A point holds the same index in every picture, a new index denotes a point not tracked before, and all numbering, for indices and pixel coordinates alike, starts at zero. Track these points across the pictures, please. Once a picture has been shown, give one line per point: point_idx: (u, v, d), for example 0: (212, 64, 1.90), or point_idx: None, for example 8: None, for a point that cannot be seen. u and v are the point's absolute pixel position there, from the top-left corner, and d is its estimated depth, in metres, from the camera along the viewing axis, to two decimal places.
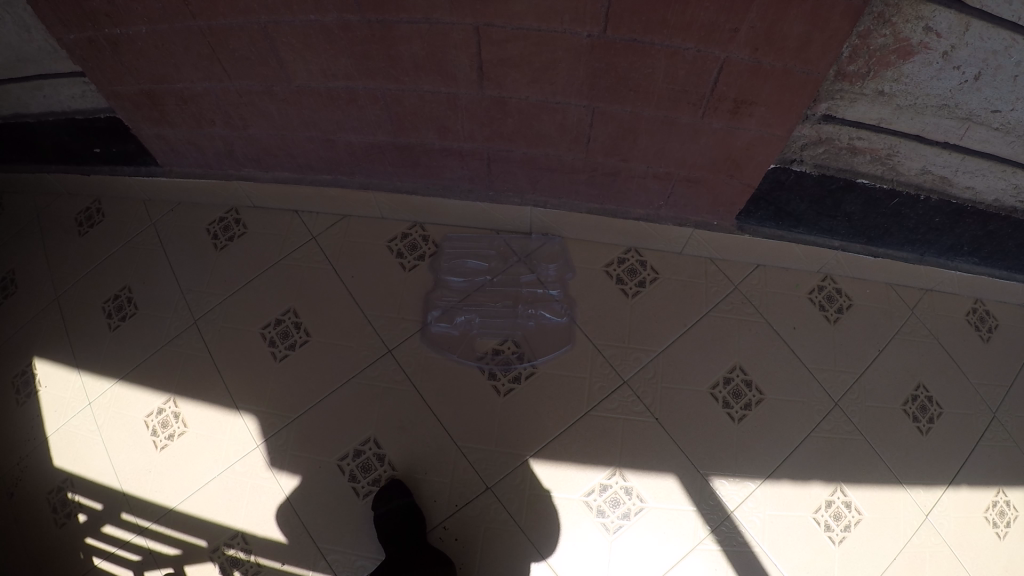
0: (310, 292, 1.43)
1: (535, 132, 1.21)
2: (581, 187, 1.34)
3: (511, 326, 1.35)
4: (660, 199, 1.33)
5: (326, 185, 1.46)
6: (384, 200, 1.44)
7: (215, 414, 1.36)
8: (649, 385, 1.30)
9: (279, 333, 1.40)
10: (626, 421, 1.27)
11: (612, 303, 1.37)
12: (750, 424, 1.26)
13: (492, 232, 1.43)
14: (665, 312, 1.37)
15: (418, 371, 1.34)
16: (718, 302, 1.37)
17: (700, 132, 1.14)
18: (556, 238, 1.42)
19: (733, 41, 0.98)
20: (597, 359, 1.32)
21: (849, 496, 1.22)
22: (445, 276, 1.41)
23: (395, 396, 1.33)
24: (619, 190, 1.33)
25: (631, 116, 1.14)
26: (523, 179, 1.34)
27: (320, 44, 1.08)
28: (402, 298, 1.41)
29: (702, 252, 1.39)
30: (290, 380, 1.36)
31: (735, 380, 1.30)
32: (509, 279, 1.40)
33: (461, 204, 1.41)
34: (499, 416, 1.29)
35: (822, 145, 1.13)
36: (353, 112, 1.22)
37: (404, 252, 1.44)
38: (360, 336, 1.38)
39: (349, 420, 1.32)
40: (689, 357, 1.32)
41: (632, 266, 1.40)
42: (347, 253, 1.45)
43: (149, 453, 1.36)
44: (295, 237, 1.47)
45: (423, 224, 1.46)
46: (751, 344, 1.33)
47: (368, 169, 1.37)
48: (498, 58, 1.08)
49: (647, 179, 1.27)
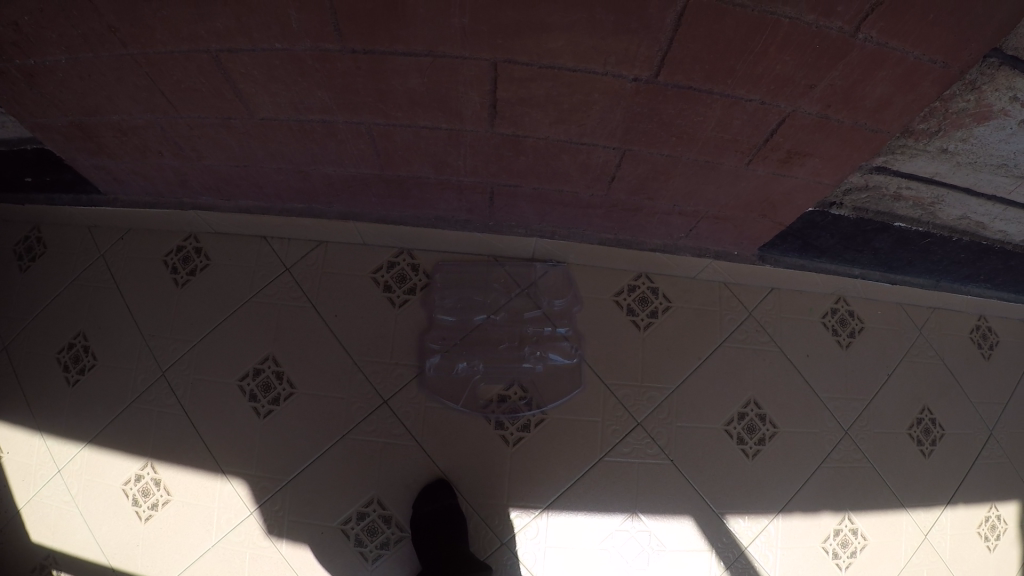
0: (290, 335, 1.28)
1: (553, 172, 1.04)
2: (594, 220, 1.20)
3: (517, 369, 1.26)
4: (682, 231, 1.21)
5: (297, 212, 1.26)
6: (366, 228, 1.27)
7: (200, 480, 1.24)
8: (662, 426, 1.26)
9: (260, 386, 1.26)
10: (641, 464, 1.24)
11: (622, 336, 1.31)
12: (764, 459, 1.26)
13: (492, 261, 1.31)
14: (677, 346, 1.32)
15: (417, 425, 1.23)
16: (732, 331, 1.33)
17: (741, 176, 1.02)
18: (560, 267, 1.32)
19: (806, 96, 0.84)
20: (610, 402, 1.27)
21: (856, 523, 1.26)
22: (438, 313, 1.28)
23: (395, 452, 1.22)
24: (635, 223, 1.20)
25: (666, 159, 0.99)
26: (530, 212, 1.18)
27: (291, 77, 0.85)
28: (394, 340, 1.27)
29: (716, 277, 1.34)
30: (276, 438, 1.23)
31: (749, 415, 1.28)
32: (512, 318, 1.28)
33: (459, 234, 1.26)
34: (509, 469, 1.22)
35: (866, 191, 1.04)
36: (333, 146, 1.00)
37: (392, 285, 1.30)
38: (352, 385, 1.25)
39: (346, 482, 1.21)
40: (703, 392, 1.29)
41: (643, 295, 1.34)
42: (326, 287, 1.30)
43: (133, 526, 1.25)
44: (268, 270, 1.32)
45: (411, 250, 1.31)
46: (766, 376, 1.31)
47: (350, 200, 1.19)
48: (518, 97, 0.87)
49: (669, 215, 1.15)
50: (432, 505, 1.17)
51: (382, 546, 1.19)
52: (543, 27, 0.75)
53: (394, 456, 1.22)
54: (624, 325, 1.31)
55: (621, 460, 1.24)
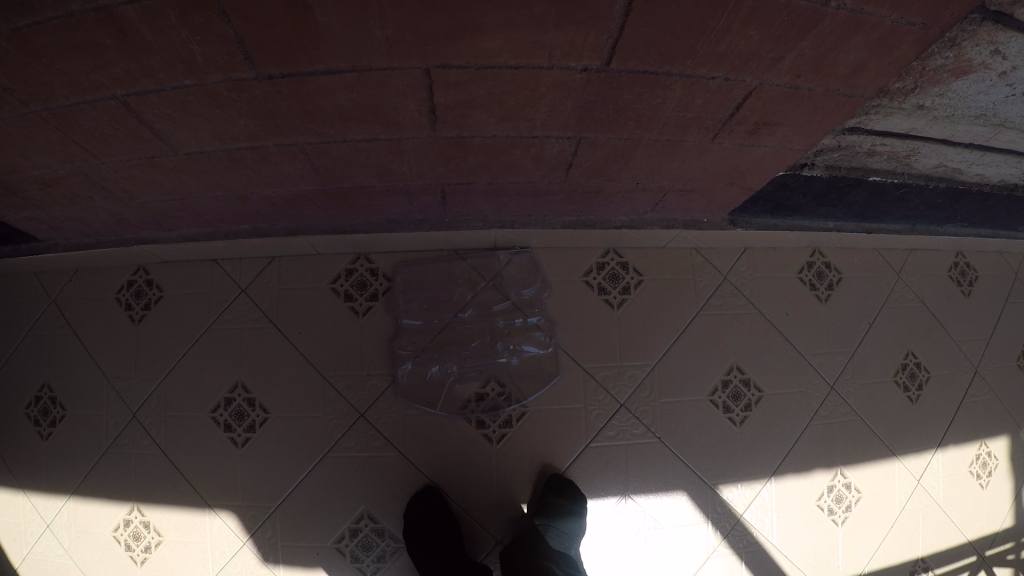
0: (255, 358, 1.24)
1: (507, 167, 0.96)
2: (556, 205, 1.13)
3: (492, 365, 1.22)
4: (648, 205, 1.15)
5: (241, 232, 1.19)
6: (319, 239, 1.21)
7: (189, 518, 1.23)
8: (646, 403, 1.26)
9: (233, 415, 1.23)
10: (631, 445, 1.24)
11: (596, 316, 1.28)
12: (750, 425, 1.29)
13: (453, 254, 1.25)
14: (653, 320, 1.30)
15: (398, 437, 1.20)
16: (708, 298, 1.32)
17: (707, 150, 0.95)
18: (524, 253, 1.27)
19: (774, 68, 0.77)
20: (592, 387, 1.25)
21: (849, 477, 1.33)
22: (403, 318, 1.23)
23: (380, 464, 1.20)
24: (596, 203, 1.13)
25: (626, 143, 0.92)
26: (487, 204, 1.10)
27: (207, 109, 0.77)
28: (362, 352, 1.23)
29: (687, 244, 1.31)
30: (259, 466, 1.21)
31: (733, 381, 1.30)
32: (482, 314, 1.24)
33: (416, 233, 1.20)
34: (496, 468, 1.21)
35: (840, 150, 1.00)
36: (267, 169, 0.91)
37: (353, 293, 1.24)
38: (326, 403, 1.21)
39: (334, 499, 1.19)
40: (684, 364, 1.29)
41: (613, 271, 1.30)
42: (286, 306, 1.25)
43: (130, 569, 1.25)
44: (224, 295, 1.27)
45: (368, 254, 1.25)
46: (745, 340, 1.32)
47: (296, 215, 1.10)
48: (459, 100, 0.78)
49: (633, 193, 1.09)
50: (423, 511, 1.16)
51: (378, 560, 1.19)
52: (477, 29, 0.66)
53: (380, 468, 1.20)
54: (598, 307, 1.28)
55: (611, 444, 1.24)
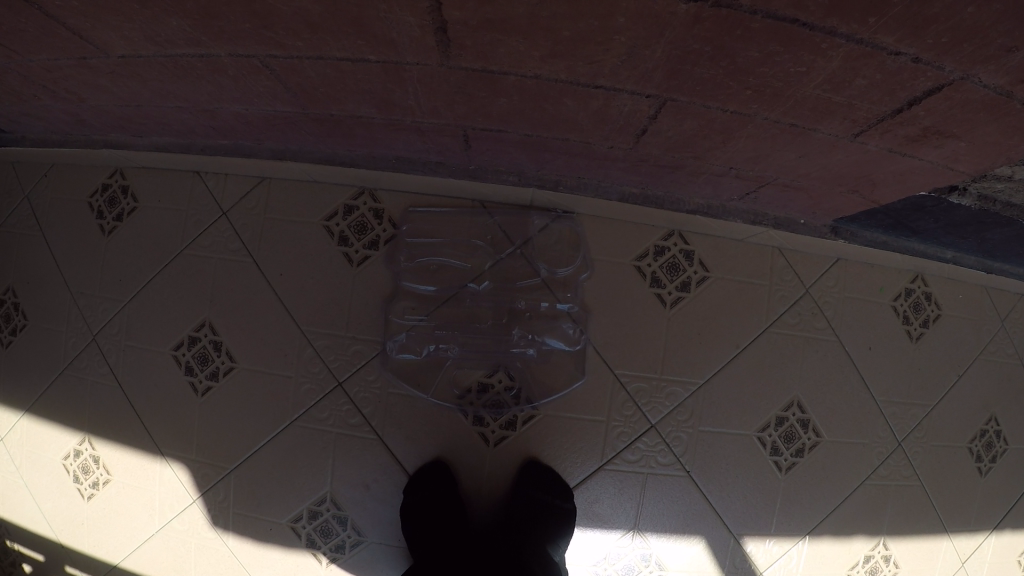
0: (223, 296, 1.16)
1: (568, 125, 0.70)
2: (617, 178, 0.90)
3: (503, 353, 1.05)
4: (739, 193, 0.94)
5: (226, 149, 1.08)
6: (312, 167, 1.05)
7: (141, 463, 1.20)
8: (680, 428, 1.11)
9: (195, 357, 1.17)
10: (650, 475, 1.11)
11: (644, 314, 1.07)
12: (797, 472, 1.19)
13: (478, 207, 1.05)
14: (711, 327, 1.11)
15: (381, 421, 1.07)
16: (783, 313, 1.18)
17: (840, 147, 0.75)
18: (568, 221, 1.05)
19: (994, 65, 0.56)
20: (620, 399, 1.07)
21: (890, 550, 1.26)
22: (407, 282, 1.06)
23: (349, 444, 1.08)
24: (675, 180, 0.89)
25: (730, 117, 0.66)
26: (530, 162, 0.86)
27: (121, 5, 0.59)
28: (349, 311, 1.08)
29: (771, 242, 1.15)
30: (218, 419, 1.14)
31: (789, 420, 1.18)
32: (501, 287, 1.04)
33: (442, 181, 0.98)
34: (489, 473, 1.06)
35: (1007, 181, 0.84)
36: (227, 83, 0.74)
37: (349, 235, 1.08)
38: (298, 363, 1.09)
39: (292, 469, 1.10)
40: (730, 393, 1.14)
41: (673, 260, 1.08)
42: (269, 238, 1.13)
43: (78, 502, 1.26)
44: (202, 216, 1.20)
45: (373, 189, 1.08)
46: (814, 374, 1.20)
47: (281, 136, 0.93)
48: (484, 19, 0.51)
49: (710, 176, 0.86)
50: (422, 496, 1.01)
51: (337, 549, 1.11)
52: None
53: (350, 452, 1.08)
54: (648, 302, 1.07)
55: (628, 473, 1.10)
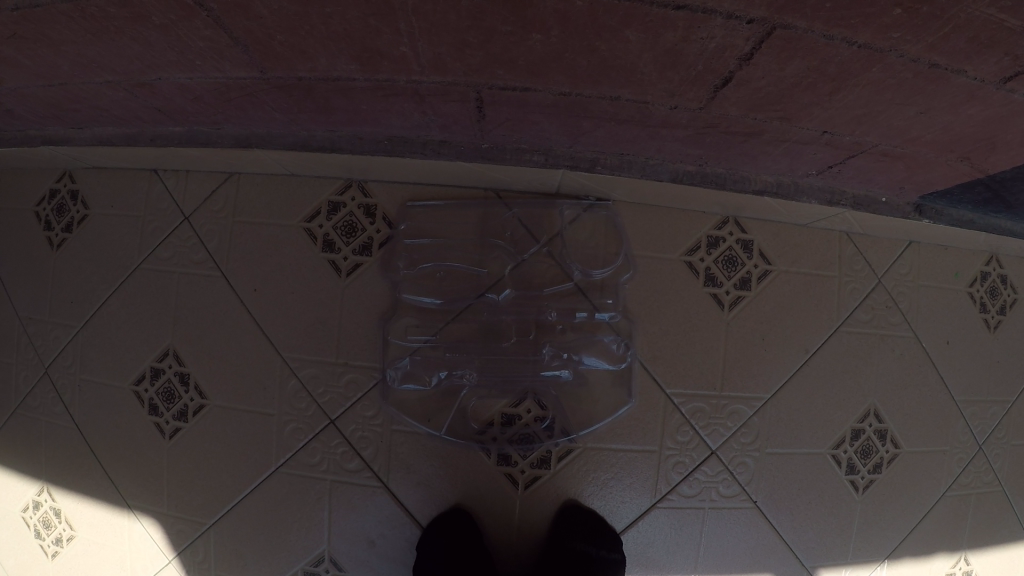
0: (189, 321, 0.99)
1: (625, 74, 0.53)
2: (670, 154, 0.71)
3: (532, 378, 0.87)
4: (819, 166, 0.76)
5: (180, 137, 0.88)
6: (285, 158, 0.85)
7: (107, 517, 1.05)
8: (745, 453, 0.93)
9: (161, 393, 1.01)
10: (711, 509, 0.94)
11: (698, 319, 0.90)
12: (875, 490, 1.01)
13: (495, 199, 0.87)
14: (775, 332, 0.93)
15: (384, 466, 0.90)
16: (854, 309, 0.99)
17: (976, 100, 0.57)
18: (603, 210, 0.87)
19: None
20: (673, 422, 0.90)
21: (970, 564, 1.08)
22: (408, 295, 0.87)
23: (349, 492, 0.92)
24: (737, 156, 0.72)
25: (838, 52, 0.49)
26: (560, 138, 0.68)
27: None
28: (338, 332, 0.89)
29: (839, 226, 0.97)
30: (189, 463, 1.00)
31: (865, 433, 1.00)
32: (525, 296, 0.87)
33: (451, 168, 0.77)
34: (522, 521, 0.90)
35: None
36: (158, 36, 0.58)
37: (335, 238, 0.89)
38: (279, 398, 0.92)
39: (283, 521, 0.96)
40: (798, 408, 0.96)
41: (730, 253, 0.90)
42: (238, 245, 0.94)
43: (41, 560, 1.11)
44: (162, 222, 1.03)
45: (362, 181, 0.89)
46: (889, 377, 1.01)
47: (243, 116, 0.75)
48: None
49: (792, 145, 0.68)
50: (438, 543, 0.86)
51: None
52: None
53: (351, 501, 0.92)
54: (701, 305, 0.89)
55: (685, 508, 0.92)
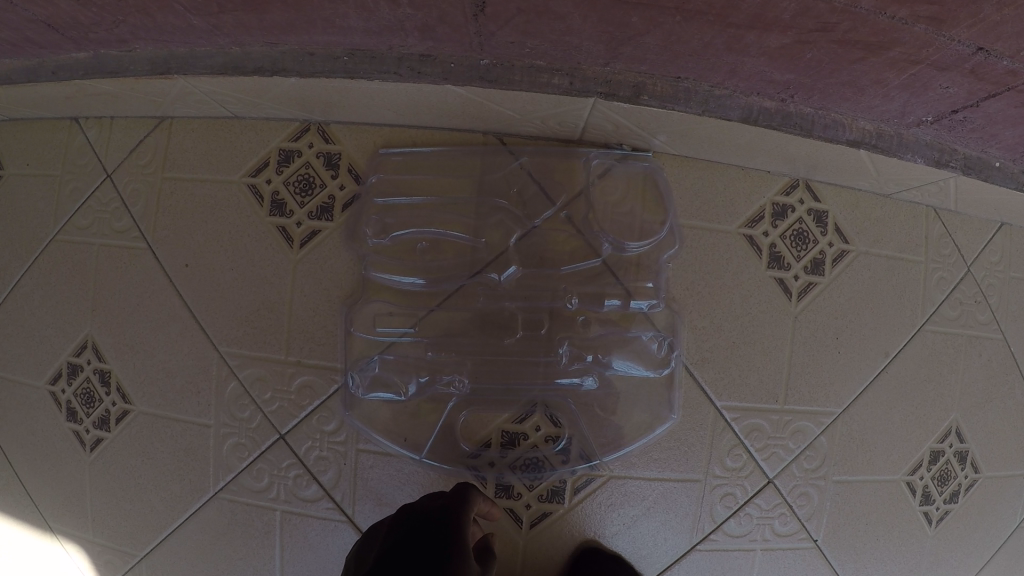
0: (111, 305, 0.78)
1: None
2: (746, 80, 0.52)
3: (542, 385, 0.67)
4: (939, 110, 0.55)
5: (84, 67, 0.66)
6: (223, 93, 0.65)
7: (26, 539, 0.86)
8: (805, 481, 0.73)
9: (78, 396, 0.80)
10: (763, 551, 0.73)
11: (756, 311, 0.69)
12: (950, 525, 0.79)
13: (497, 145, 0.67)
14: (851, 329, 0.72)
15: (348, 495, 0.70)
16: (940, 304, 0.76)
17: None
18: (640, 162, 0.67)
19: None
20: (723, 444, 0.70)
21: None
22: (379, 274, 0.67)
23: (306, 526, 0.72)
24: (837, 88, 0.52)
25: None
26: (597, 48, 0.49)
27: None
28: (290, 321, 0.69)
29: (926, 200, 0.73)
30: (116, 483, 0.80)
31: (945, 456, 0.78)
32: (534, 277, 0.67)
33: (444, 99, 0.57)
34: (526, 567, 0.70)
35: None
36: None
37: (286, 197, 0.69)
38: (216, 406, 0.72)
39: (222, 559, 0.76)
40: (875, 426, 0.74)
41: (799, 227, 0.70)
42: (165, 209, 0.73)
43: None
44: (82, 181, 0.81)
45: (322, 122, 0.69)
46: (974, 389, 0.78)
47: (157, 25, 0.55)
48: None
49: (922, 69, 0.48)
50: (440, 524, 0.58)
51: None
52: None
53: (307, 537, 0.72)
54: (762, 292, 0.69)
55: (729, 551, 0.72)
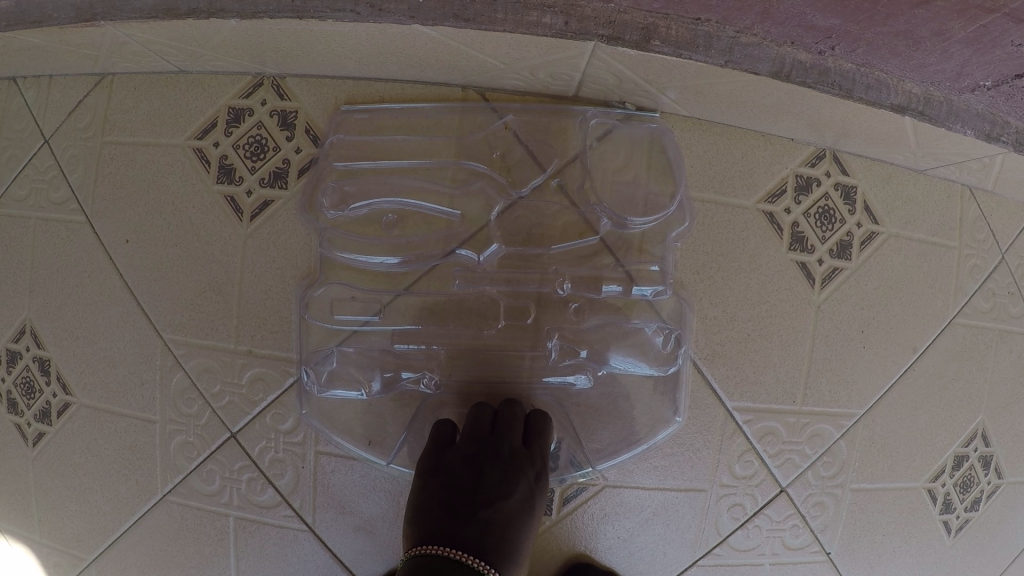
0: (48, 287, 0.66)
1: None
2: (779, 25, 0.43)
3: (528, 382, 0.60)
4: (1002, 72, 0.47)
5: (7, 17, 0.55)
6: (161, 43, 0.56)
7: None
8: (819, 489, 0.65)
9: (16, 387, 0.69)
10: (770, 565, 0.65)
11: (772, 300, 0.61)
12: (970, 535, 0.72)
13: (480, 104, 0.58)
14: (878, 322, 0.64)
15: (308, 502, 0.63)
16: (973, 294, 0.67)
17: None
18: (644, 122, 0.59)
19: None
20: (733, 448, 0.62)
21: None
22: (336, 252, 0.59)
23: (262, 535, 0.64)
24: (889, 39, 0.44)
25: None
26: None
27: None
28: (242, 304, 0.61)
29: (964, 178, 0.65)
30: (60, 481, 0.69)
31: (969, 461, 0.70)
32: (519, 257, 0.59)
33: (416, 45, 0.50)
34: None
35: None
36: None
37: (235, 162, 0.61)
38: (162, 399, 0.63)
39: (169, 570, 0.67)
40: (899, 430, 0.66)
41: (823, 205, 0.62)
42: (103, 178, 0.64)
43: None
44: (15, 148, 0.68)
45: (278, 76, 0.60)
46: (1006, 389, 0.70)
47: None
48: None
49: (995, 20, 0.41)
50: (532, 475, 0.53)
51: None
52: None
53: (264, 547, 0.64)
54: (779, 279, 0.61)
55: (735, 567, 0.65)
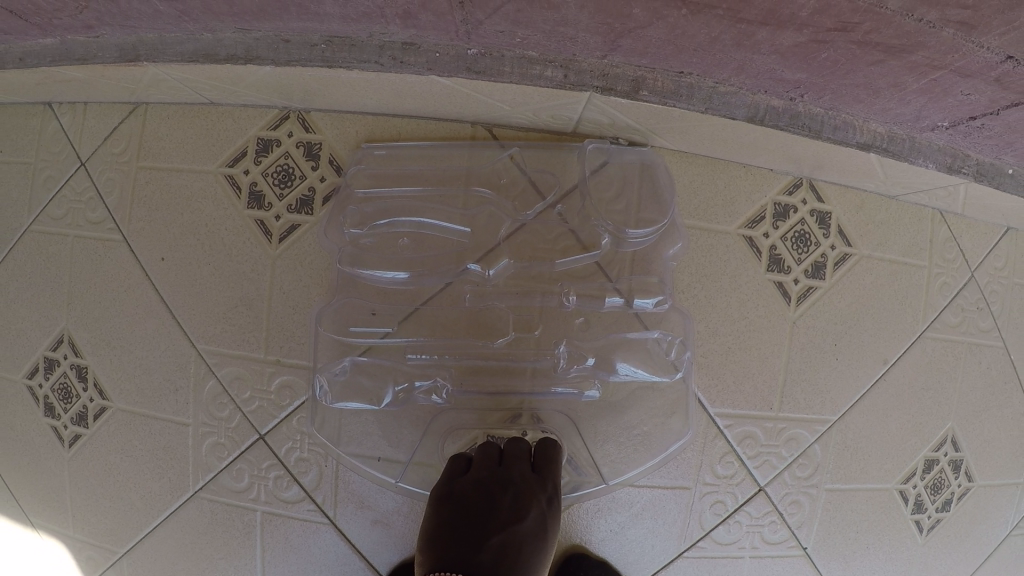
0: (87, 301, 0.72)
1: None
2: (753, 77, 0.49)
3: (531, 390, 0.66)
4: (955, 116, 0.53)
5: (52, 53, 0.60)
6: (199, 81, 0.61)
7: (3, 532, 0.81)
8: (796, 489, 0.70)
9: (53, 392, 0.74)
10: (751, 559, 0.71)
11: (752, 315, 0.67)
12: (939, 534, 0.77)
13: (491, 141, 0.65)
14: (850, 335, 0.70)
15: (329, 498, 0.69)
16: (941, 310, 0.73)
17: None
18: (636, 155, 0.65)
19: None
20: (716, 451, 0.68)
21: None
22: (355, 270, 0.63)
23: (286, 528, 0.70)
24: (850, 89, 0.50)
25: None
26: (595, 39, 0.46)
27: None
28: (271, 318, 0.67)
29: (932, 203, 0.70)
30: (96, 479, 0.75)
31: (938, 465, 0.75)
32: (524, 275, 0.64)
33: (431, 89, 0.55)
34: None
35: None
36: None
37: (264, 189, 0.67)
38: (194, 404, 0.69)
39: (198, 560, 0.73)
40: (870, 435, 0.72)
41: (800, 229, 0.68)
42: (139, 200, 0.70)
43: None
44: (55, 170, 0.73)
45: (303, 111, 0.66)
46: (973, 398, 0.76)
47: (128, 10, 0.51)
48: None
49: (943, 75, 0.46)
50: (544, 499, 0.59)
51: None
52: None
53: (288, 538, 0.70)
54: (759, 296, 0.67)
55: (718, 559, 0.70)
